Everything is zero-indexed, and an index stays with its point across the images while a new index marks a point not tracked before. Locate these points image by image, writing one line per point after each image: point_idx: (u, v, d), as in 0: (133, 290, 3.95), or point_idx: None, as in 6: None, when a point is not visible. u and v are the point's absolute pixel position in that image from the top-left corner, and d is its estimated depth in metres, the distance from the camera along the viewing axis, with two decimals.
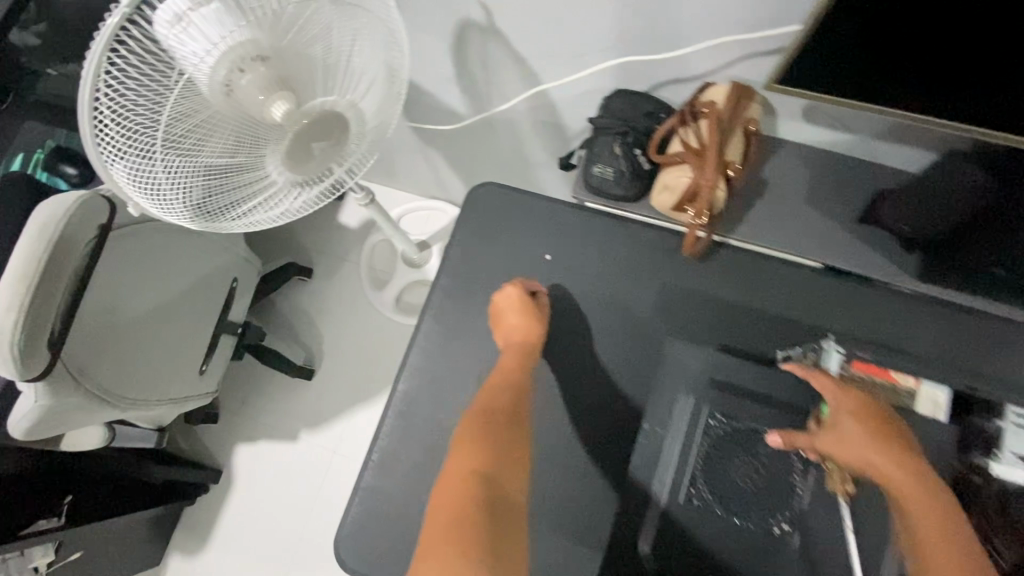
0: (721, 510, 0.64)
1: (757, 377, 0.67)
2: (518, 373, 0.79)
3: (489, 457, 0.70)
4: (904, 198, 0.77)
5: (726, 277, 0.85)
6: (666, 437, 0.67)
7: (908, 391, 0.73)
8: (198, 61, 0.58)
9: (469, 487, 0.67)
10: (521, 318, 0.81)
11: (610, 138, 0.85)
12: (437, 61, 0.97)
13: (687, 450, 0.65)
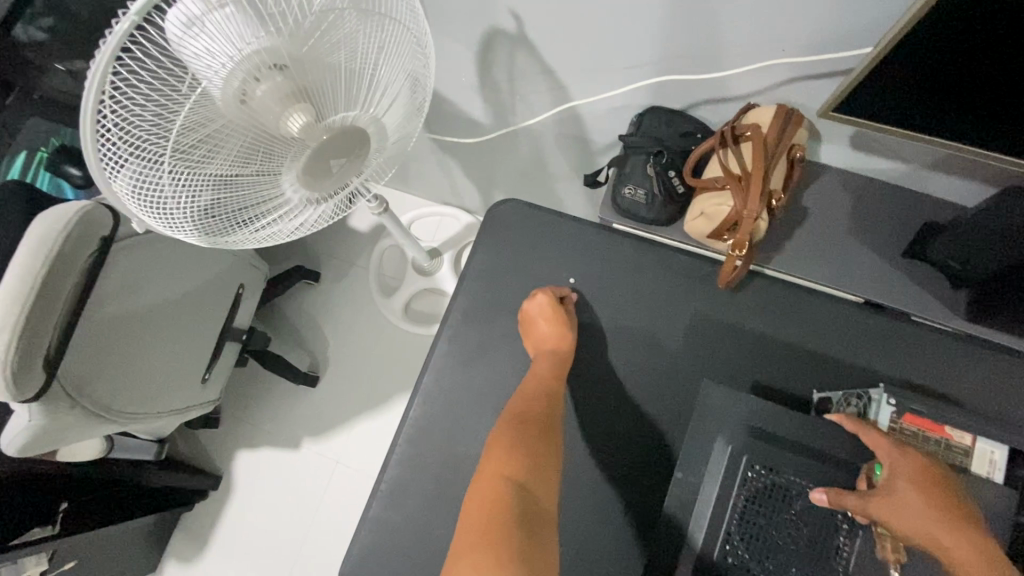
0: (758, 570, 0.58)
1: (800, 428, 0.63)
2: (549, 383, 0.76)
3: (514, 474, 0.66)
4: (958, 235, 0.72)
5: (760, 309, 0.81)
6: (699, 485, 0.62)
7: (964, 449, 0.61)
8: (214, 70, 0.54)
9: (491, 508, 0.64)
10: (553, 322, 0.78)
11: (643, 158, 0.81)
12: (461, 70, 0.93)
13: (724, 502, 0.60)
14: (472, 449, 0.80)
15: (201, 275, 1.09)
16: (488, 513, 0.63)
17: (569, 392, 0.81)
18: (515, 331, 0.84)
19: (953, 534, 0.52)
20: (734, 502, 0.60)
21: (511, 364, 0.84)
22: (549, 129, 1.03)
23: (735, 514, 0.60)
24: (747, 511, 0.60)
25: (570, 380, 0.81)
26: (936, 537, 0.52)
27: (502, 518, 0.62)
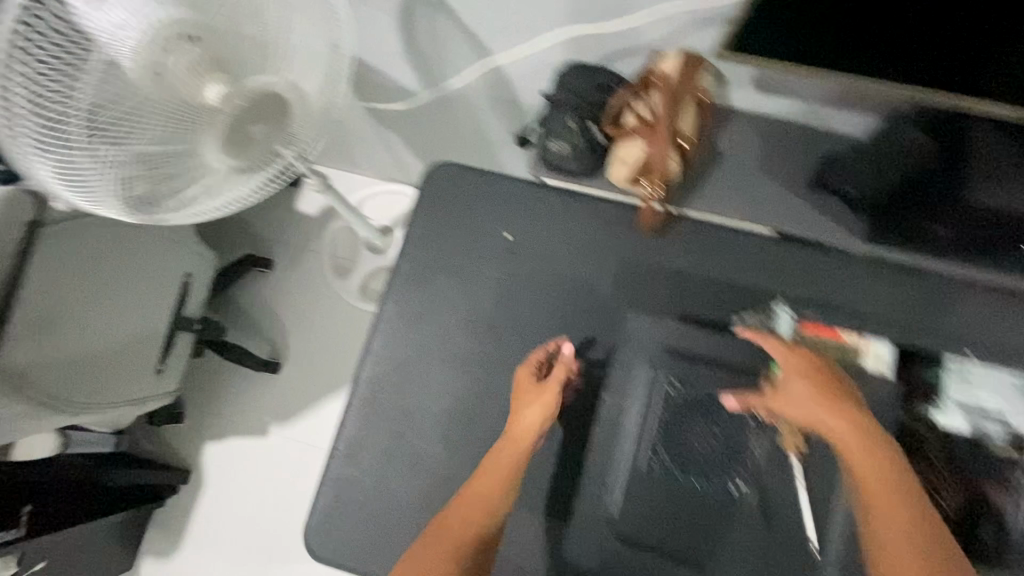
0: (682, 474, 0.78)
1: None
2: (519, 465, 0.75)
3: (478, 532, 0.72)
4: (852, 163, 0.79)
5: (683, 248, 0.86)
6: (625, 404, 0.81)
7: (855, 348, 0.80)
8: (118, 38, 0.57)
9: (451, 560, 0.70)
10: (534, 417, 0.76)
11: (563, 113, 0.84)
12: (384, 37, 0.94)
13: (645, 419, 0.80)
14: (423, 403, 0.84)
15: (141, 265, 1.10)
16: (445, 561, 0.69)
17: (511, 340, 0.85)
18: (457, 288, 0.88)
19: (841, 414, 0.68)
20: (656, 419, 0.79)
21: (455, 319, 0.87)
22: (480, 93, 1.05)
23: (657, 431, 0.79)
24: (666, 423, 0.79)
25: (511, 329, 0.85)
26: (825, 419, 0.68)
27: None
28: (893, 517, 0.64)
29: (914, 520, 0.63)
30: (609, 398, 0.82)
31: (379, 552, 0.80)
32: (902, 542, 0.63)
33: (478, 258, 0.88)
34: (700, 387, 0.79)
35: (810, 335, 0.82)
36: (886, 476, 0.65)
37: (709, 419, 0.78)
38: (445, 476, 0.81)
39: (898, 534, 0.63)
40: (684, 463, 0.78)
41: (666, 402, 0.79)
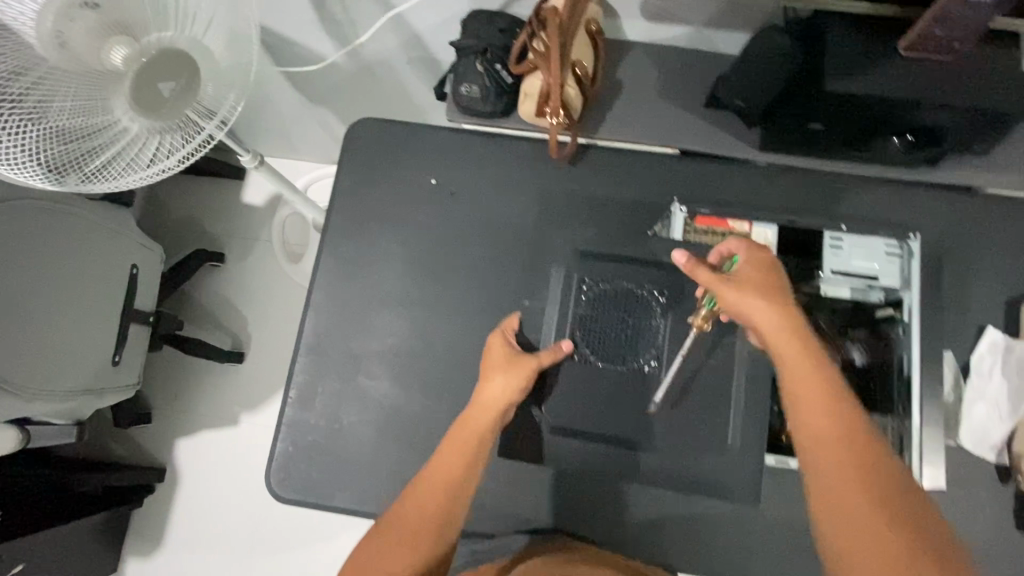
0: (600, 360, 0.79)
1: None
2: (484, 434, 0.73)
3: (452, 494, 0.71)
4: (733, 74, 0.83)
5: (597, 174, 0.92)
6: (545, 306, 0.85)
7: (743, 233, 0.89)
8: (25, 12, 0.62)
9: (426, 518, 0.70)
10: (511, 389, 0.74)
11: (471, 58, 0.88)
12: (293, 6, 0.96)
13: (563, 316, 0.82)
14: (368, 345, 0.88)
15: (85, 256, 1.12)
16: (420, 523, 0.70)
17: (446, 277, 0.90)
18: (389, 235, 0.92)
19: (778, 317, 0.69)
20: (573, 314, 0.81)
21: (391, 265, 0.91)
22: (397, 52, 1.08)
23: (576, 324, 0.81)
24: (583, 318, 0.81)
25: (446, 268, 0.90)
26: (764, 318, 0.69)
27: (429, 535, 0.70)
28: (820, 412, 0.66)
29: (841, 417, 0.65)
30: (532, 303, 0.86)
31: (339, 488, 0.84)
32: (828, 436, 0.65)
33: (407, 204, 0.92)
34: (617, 282, 0.82)
35: (704, 228, 0.90)
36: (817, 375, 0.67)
37: (621, 308, 0.81)
38: (395, 409, 0.86)
39: (825, 428, 0.65)
40: (601, 351, 0.80)
41: (582, 297, 0.82)
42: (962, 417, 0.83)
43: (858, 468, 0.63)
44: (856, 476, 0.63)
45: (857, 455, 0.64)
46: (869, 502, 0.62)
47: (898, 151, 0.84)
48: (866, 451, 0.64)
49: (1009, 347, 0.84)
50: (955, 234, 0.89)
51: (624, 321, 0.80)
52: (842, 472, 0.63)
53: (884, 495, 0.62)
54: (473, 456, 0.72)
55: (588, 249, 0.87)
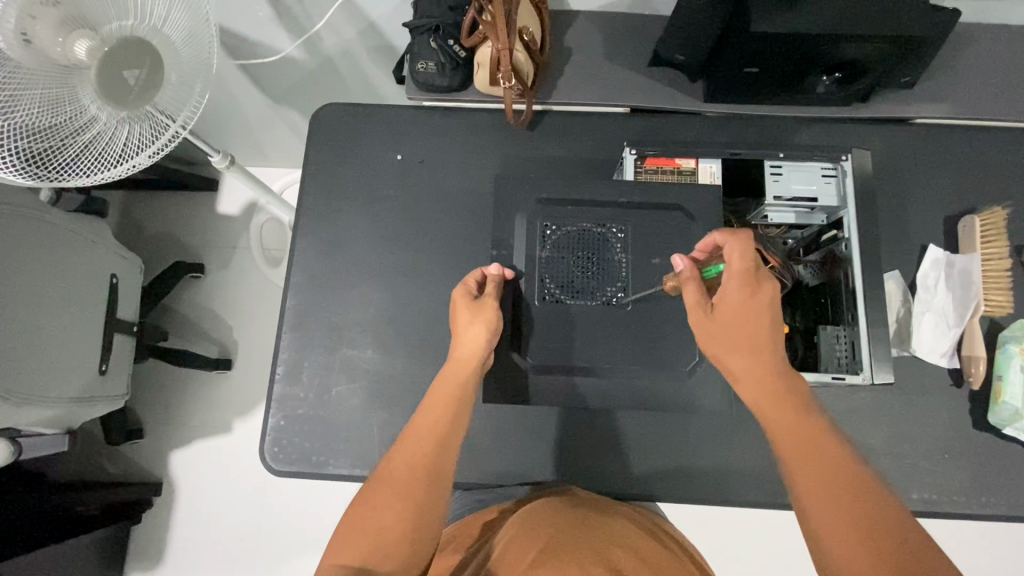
0: (566, 298, 0.77)
1: (573, 190, 0.80)
2: (463, 386, 0.71)
3: (440, 441, 0.68)
4: (670, 29, 0.88)
5: (553, 137, 0.99)
6: (512, 254, 0.78)
7: (690, 171, 0.84)
8: None
9: (418, 468, 0.66)
10: (487, 333, 0.72)
11: (424, 35, 0.92)
12: (249, 4, 1.00)
13: (529, 259, 0.78)
14: (350, 317, 0.92)
15: (65, 266, 1.13)
16: (412, 478, 0.65)
17: (421, 246, 0.94)
18: (361, 211, 0.95)
19: (747, 339, 0.66)
20: (539, 254, 0.78)
21: (366, 239, 0.95)
22: (354, 43, 1.12)
23: (542, 264, 0.78)
24: (549, 261, 0.78)
25: (419, 237, 0.94)
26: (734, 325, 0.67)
27: (422, 495, 0.64)
28: (801, 448, 0.61)
29: (821, 452, 0.60)
30: (498, 255, 0.79)
31: (334, 455, 0.87)
32: (811, 473, 0.59)
33: (376, 181, 0.97)
34: (580, 215, 0.79)
35: (654, 166, 0.85)
36: (790, 411, 0.64)
37: (584, 242, 0.78)
38: (382, 374, 0.89)
39: (808, 467, 0.60)
40: (567, 286, 0.77)
41: (545, 238, 0.78)
42: (912, 329, 0.88)
43: (845, 506, 0.56)
44: (843, 520, 0.56)
45: (845, 494, 0.57)
46: (863, 548, 0.54)
47: (830, 89, 0.89)
48: (856, 489, 0.58)
49: (949, 262, 0.90)
50: (891, 163, 0.96)
51: (584, 260, 0.78)
52: (827, 515, 0.57)
53: (881, 537, 0.54)
54: (459, 400, 0.71)
55: (555, 193, 0.80)
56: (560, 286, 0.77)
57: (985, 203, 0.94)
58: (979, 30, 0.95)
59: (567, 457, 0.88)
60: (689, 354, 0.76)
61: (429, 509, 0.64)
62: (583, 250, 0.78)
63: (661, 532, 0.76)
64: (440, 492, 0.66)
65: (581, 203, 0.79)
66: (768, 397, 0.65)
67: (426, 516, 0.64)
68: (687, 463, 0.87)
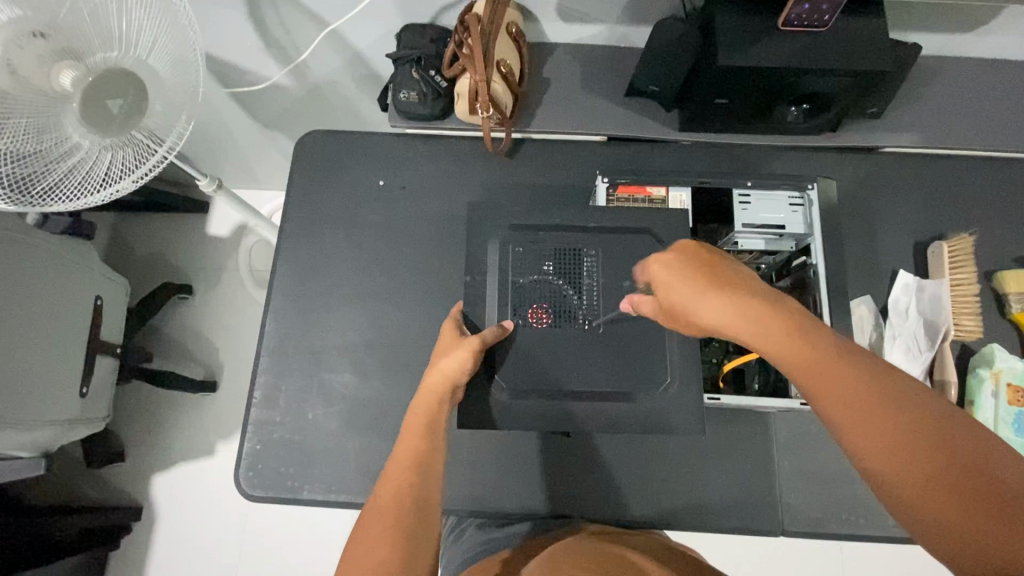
0: (540, 321, 0.78)
1: (548, 216, 0.81)
2: (436, 414, 0.70)
3: (419, 467, 0.66)
4: (643, 61, 0.91)
5: (531, 164, 1.01)
6: (486, 278, 0.79)
7: (661, 199, 0.85)
8: None
9: (403, 498, 0.62)
10: (462, 365, 0.72)
11: (406, 66, 0.95)
12: (237, 32, 1.03)
13: (503, 281, 0.79)
14: (329, 340, 0.92)
15: (49, 289, 1.14)
16: (397, 507, 0.62)
17: (400, 268, 0.96)
18: (342, 235, 0.97)
19: (710, 296, 0.57)
20: (511, 279, 0.79)
21: (346, 264, 0.96)
22: (341, 72, 1.16)
23: (515, 287, 0.79)
24: (522, 285, 0.79)
25: (400, 260, 0.96)
26: (692, 300, 0.58)
27: (411, 522, 0.61)
28: (855, 414, 0.48)
29: (879, 408, 0.47)
30: (472, 279, 0.80)
31: (310, 480, 0.86)
32: (880, 440, 0.47)
33: (358, 206, 0.98)
34: (555, 240, 0.80)
35: (626, 195, 0.87)
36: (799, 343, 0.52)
37: (555, 266, 0.79)
38: (360, 398, 0.90)
39: (850, 405, 0.48)
40: (538, 311, 0.78)
41: (518, 263, 0.79)
42: (883, 353, 0.89)
43: (902, 439, 0.46)
44: (912, 457, 0.45)
45: (927, 450, 0.45)
46: (953, 491, 0.43)
47: (796, 121, 0.93)
48: (909, 411, 0.47)
49: (920, 287, 0.92)
50: (860, 190, 0.98)
51: (555, 284, 0.79)
52: (923, 493, 0.44)
53: (946, 461, 0.44)
54: (431, 426, 0.70)
55: (528, 218, 0.81)
56: (532, 310, 0.78)
57: (953, 229, 0.97)
58: (942, 64, 0.98)
59: (544, 483, 0.88)
60: (662, 377, 0.76)
61: (417, 540, 0.60)
62: (555, 277, 0.79)
63: (679, 550, 0.71)
64: (428, 517, 0.62)
65: (556, 228, 0.81)
66: (774, 340, 0.54)
67: (415, 546, 0.59)
68: (664, 491, 0.87)
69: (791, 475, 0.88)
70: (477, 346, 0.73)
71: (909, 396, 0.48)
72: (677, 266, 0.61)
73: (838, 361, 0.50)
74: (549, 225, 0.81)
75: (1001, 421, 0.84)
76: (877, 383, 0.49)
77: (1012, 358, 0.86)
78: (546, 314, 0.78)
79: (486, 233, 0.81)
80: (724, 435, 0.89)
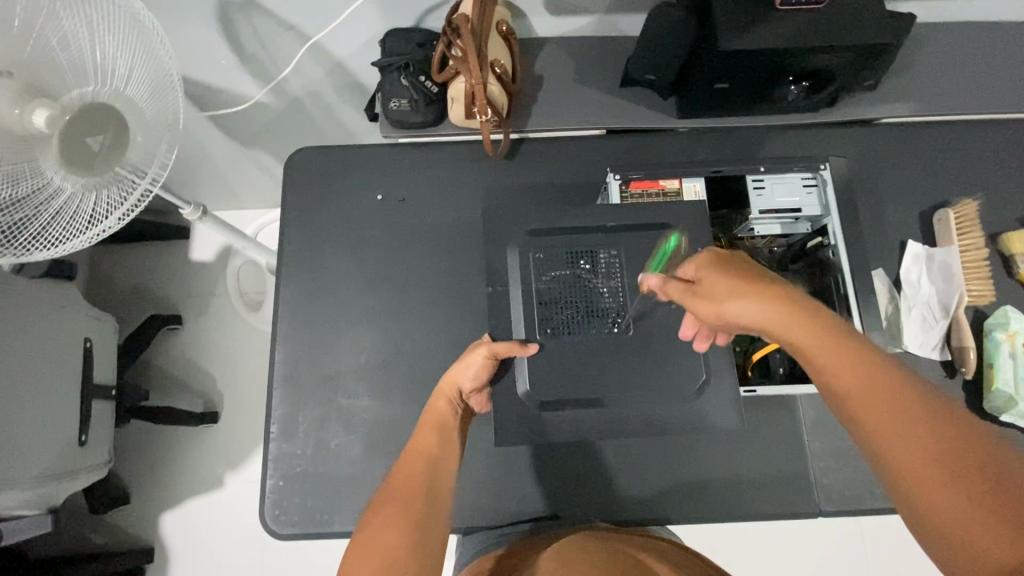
0: (568, 328, 0.76)
1: (567, 219, 0.80)
2: (445, 416, 0.74)
3: (430, 466, 0.67)
4: (640, 49, 0.88)
5: (532, 164, 0.99)
6: (508, 290, 0.78)
7: (675, 191, 0.84)
8: None
9: (414, 491, 0.63)
10: (473, 374, 0.73)
11: (394, 74, 0.92)
12: (211, 51, 0.98)
13: (526, 290, 0.77)
14: (343, 365, 0.89)
15: (34, 337, 1.08)
16: (408, 497, 0.62)
17: (408, 284, 0.93)
18: (345, 254, 0.94)
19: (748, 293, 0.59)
20: (535, 287, 0.77)
21: (352, 284, 0.93)
22: (322, 83, 1.11)
23: (539, 294, 0.77)
24: (547, 292, 0.77)
25: (407, 275, 0.93)
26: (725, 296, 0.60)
27: (420, 513, 0.61)
28: (882, 418, 0.50)
29: (915, 432, 0.48)
30: (494, 290, 0.78)
31: (338, 512, 0.84)
32: (901, 448, 0.48)
33: (358, 223, 0.95)
34: (573, 243, 0.78)
35: (638, 190, 0.86)
36: (834, 350, 0.54)
37: (578, 269, 0.77)
38: (382, 422, 0.87)
39: (880, 411, 0.50)
40: (563, 316, 0.76)
41: (540, 269, 0.78)
42: (901, 325, 0.90)
43: (927, 449, 0.47)
44: (939, 468, 0.46)
45: (953, 463, 0.45)
46: (975, 505, 0.43)
47: (796, 98, 0.92)
48: (939, 425, 0.47)
49: (929, 256, 0.93)
50: (861, 163, 0.98)
51: (580, 289, 0.77)
52: (939, 500, 0.45)
53: (973, 478, 0.44)
54: (442, 428, 0.72)
55: (545, 223, 0.79)
56: (560, 317, 0.76)
57: (956, 196, 0.97)
58: (931, 31, 0.98)
59: (576, 489, 0.87)
60: (697, 374, 0.75)
61: (425, 543, 0.58)
62: (578, 281, 0.77)
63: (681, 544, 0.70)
64: (438, 510, 0.63)
65: (576, 230, 0.79)
66: (810, 345, 0.55)
67: (423, 539, 0.58)
68: (698, 483, 0.86)
69: (822, 455, 0.88)
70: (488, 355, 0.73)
71: (943, 415, 0.48)
72: (716, 264, 0.63)
73: (874, 370, 0.52)
74: (569, 228, 0.80)
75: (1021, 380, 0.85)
76: (911, 397, 0.50)
77: None
78: (574, 320, 0.76)
79: (503, 242, 0.79)
80: (753, 421, 0.88)
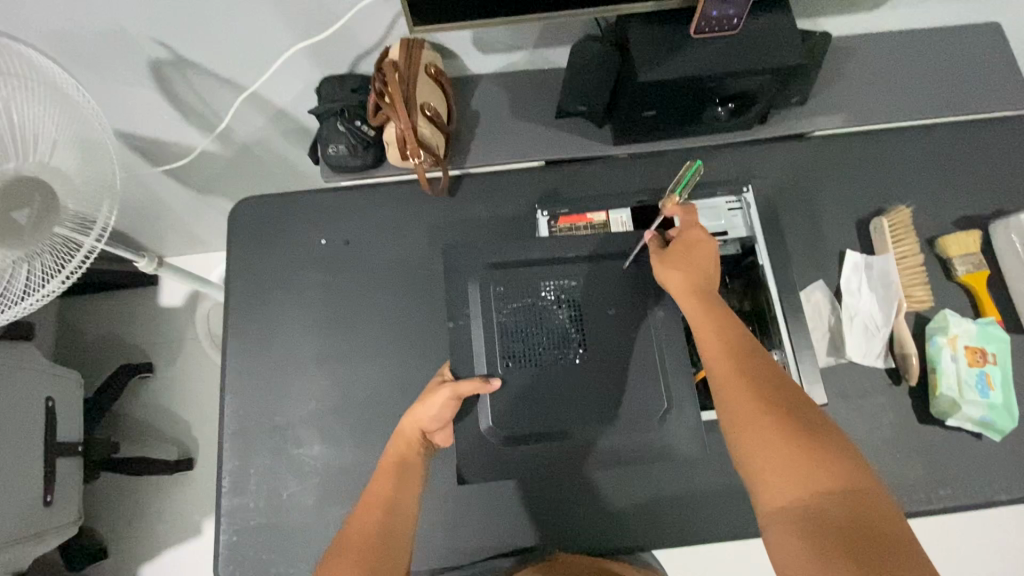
0: (525, 361, 0.77)
1: (521, 253, 0.82)
2: (409, 456, 0.73)
3: (386, 513, 0.67)
4: (567, 83, 0.90)
5: (473, 199, 1.00)
6: (470, 325, 0.79)
7: (602, 223, 0.94)
8: None
9: (368, 541, 0.64)
10: (433, 416, 0.73)
11: (330, 120, 0.93)
12: (150, 108, 0.99)
13: (486, 324, 0.79)
14: (293, 413, 0.89)
15: None
16: (364, 547, 0.63)
17: (355, 327, 0.93)
18: (291, 302, 0.94)
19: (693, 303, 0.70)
20: (496, 321, 0.79)
21: (300, 331, 0.93)
22: (268, 131, 1.13)
23: (500, 327, 0.79)
24: (507, 325, 0.79)
25: (354, 318, 0.94)
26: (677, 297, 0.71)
27: (374, 565, 0.62)
28: (765, 441, 0.58)
29: (797, 440, 0.57)
30: (456, 324, 0.79)
31: (293, 564, 0.83)
32: (777, 465, 0.57)
33: (304, 270, 0.96)
34: (516, 278, 0.80)
35: (567, 225, 0.96)
36: (745, 374, 0.63)
37: (532, 303, 0.79)
38: (333, 469, 0.87)
39: (766, 432, 0.59)
40: (519, 349, 0.78)
41: (501, 303, 0.79)
42: (843, 335, 0.91)
43: (800, 467, 0.56)
44: (803, 484, 0.55)
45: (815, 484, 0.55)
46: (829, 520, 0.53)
47: (724, 119, 0.94)
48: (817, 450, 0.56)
49: (868, 265, 0.94)
50: (796, 177, 1.00)
51: (535, 321, 0.79)
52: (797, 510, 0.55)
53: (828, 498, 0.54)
54: (401, 470, 0.72)
55: (500, 258, 0.81)
56: (518, 350, 0.78)
57: (891, 203, 0.99)
58: (852, 45, 1.01)
59: (534, 524, 0.86)
60: (653, 399, 0.77)
61: None
62: (537, 314, 0.79)
63: None
64: (394, 558, 0.64)
65: (536, 262, 0.81)
66: (727, 363, 0.65)
67: None
68: (654, 509, 0.86)
69: None
70: (449, 395, 0.73)
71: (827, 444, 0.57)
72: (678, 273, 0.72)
73: (774, 393, 0.61)
74: (529, 261, 0.82)
75: (964, 383, 0.86)
76: (800, 424, 0.58)
77: (964, 322, 0.89)
78: (529, 353, 0.78)
79: (459, 279, 0.81)
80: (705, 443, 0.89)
